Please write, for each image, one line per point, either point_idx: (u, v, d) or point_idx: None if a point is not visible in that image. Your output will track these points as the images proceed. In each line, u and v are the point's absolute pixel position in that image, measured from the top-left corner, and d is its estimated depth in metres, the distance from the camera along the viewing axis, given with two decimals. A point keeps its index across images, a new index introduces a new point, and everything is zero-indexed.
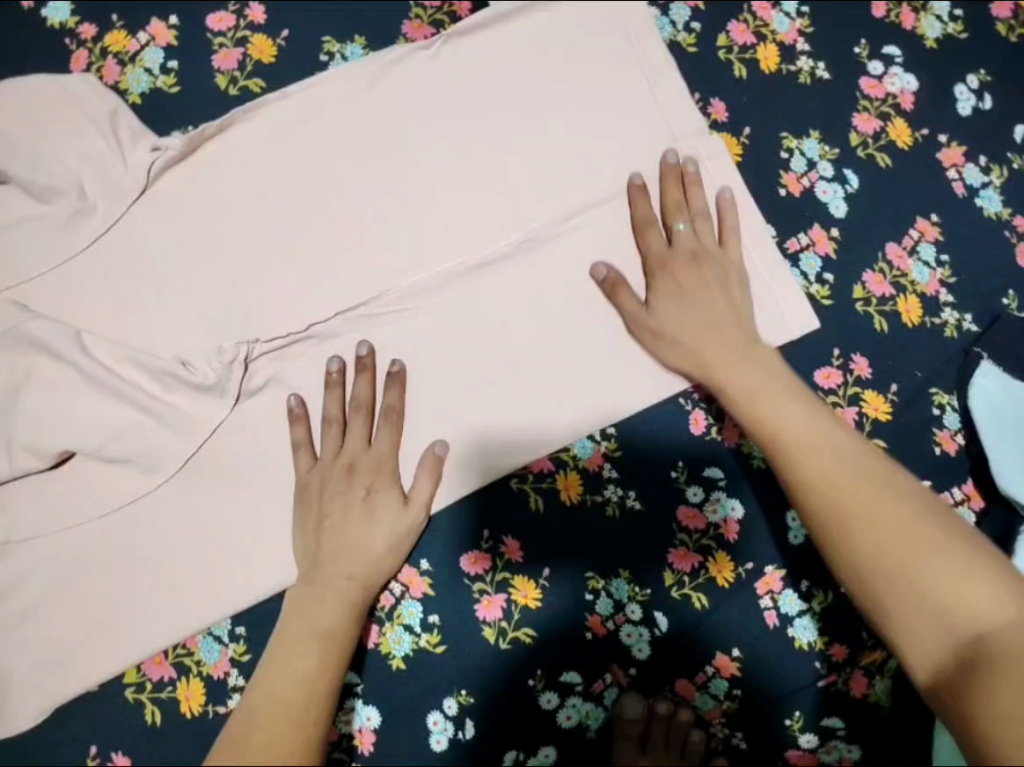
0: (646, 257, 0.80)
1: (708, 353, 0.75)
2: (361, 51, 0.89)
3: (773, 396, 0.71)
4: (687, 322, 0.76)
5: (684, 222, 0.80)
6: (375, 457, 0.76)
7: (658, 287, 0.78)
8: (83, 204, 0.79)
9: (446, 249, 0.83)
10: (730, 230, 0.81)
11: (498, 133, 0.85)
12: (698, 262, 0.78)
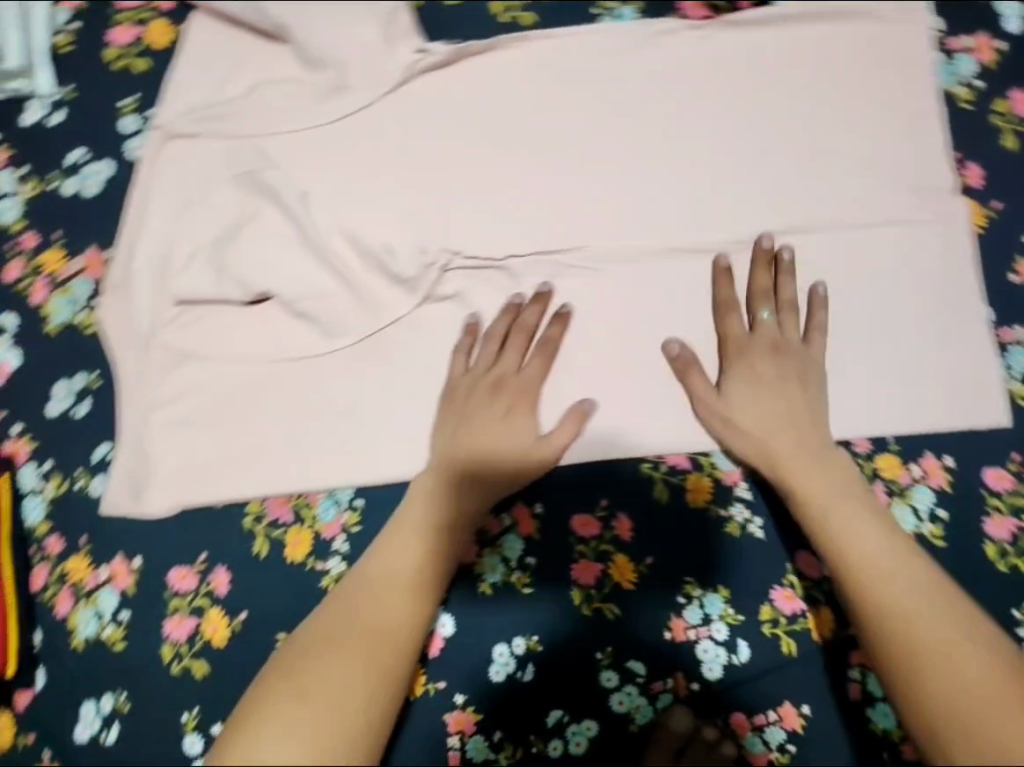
0: (720, 335, 0.78)
1: (777, 453, 0.73)
2: (634, 16, 0.84)
3: (834, 495, 0.70)
4: (766, 418, 0.74)
5: (769, 312, 0.77)
6: (469, 378, 0.77)
7: (733, 370, 0.76)
8: (343, 81, 0.79)
9: (660, 222, 0.80)
10: (964, 271, 0.79)
11: (749, 127, 0.80)
12: (777, 354, 0.76)
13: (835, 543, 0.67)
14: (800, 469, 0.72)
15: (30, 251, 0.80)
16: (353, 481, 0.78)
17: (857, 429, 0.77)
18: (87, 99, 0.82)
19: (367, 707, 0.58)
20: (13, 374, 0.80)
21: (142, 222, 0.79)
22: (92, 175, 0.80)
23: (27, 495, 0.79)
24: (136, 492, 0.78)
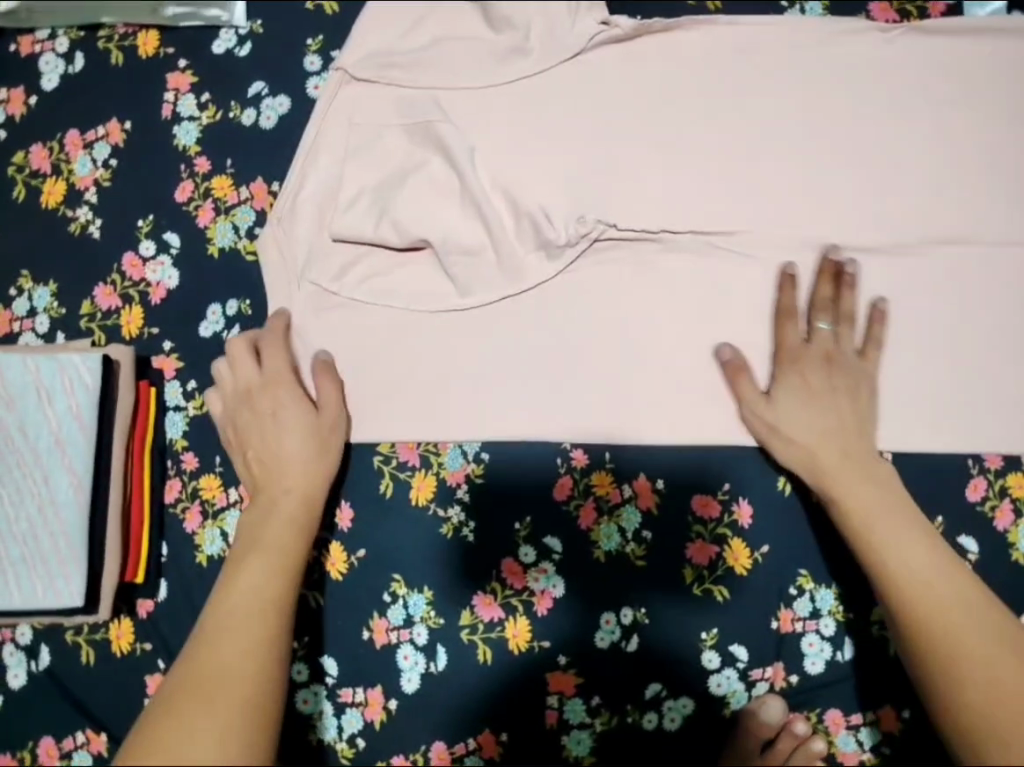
0: (775, 344, 0.79)
1: (827, 464, 0.74)
2: (820, 10, 0.87)
3: (883, 506, 0.71)
4: (819, 433, 0.75)
5: (827, 321, 0.78)
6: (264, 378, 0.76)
7: (785, 379, 0.77)
8: (524, 45, 0.82)
9: (817, 218, 0.81)
10: (875, 343, 0.77)
11: (916, 135, 0.82)
12: (830, 365, 0.77)
13: (878, 555, 0.68)
14: (848, 479, 0.72)
15: (202, 175, 0.84)
16: (484, 434, 0.79)
17: (993, 445, 0.77)
18: (272, 34, 0.86)
19: (260, 683, 0.57)
20: (168, 296, 0.83)
21: (314, 159, 0.82)
22: (269, 108, 0.85)
23: (170, 410, 0.82)
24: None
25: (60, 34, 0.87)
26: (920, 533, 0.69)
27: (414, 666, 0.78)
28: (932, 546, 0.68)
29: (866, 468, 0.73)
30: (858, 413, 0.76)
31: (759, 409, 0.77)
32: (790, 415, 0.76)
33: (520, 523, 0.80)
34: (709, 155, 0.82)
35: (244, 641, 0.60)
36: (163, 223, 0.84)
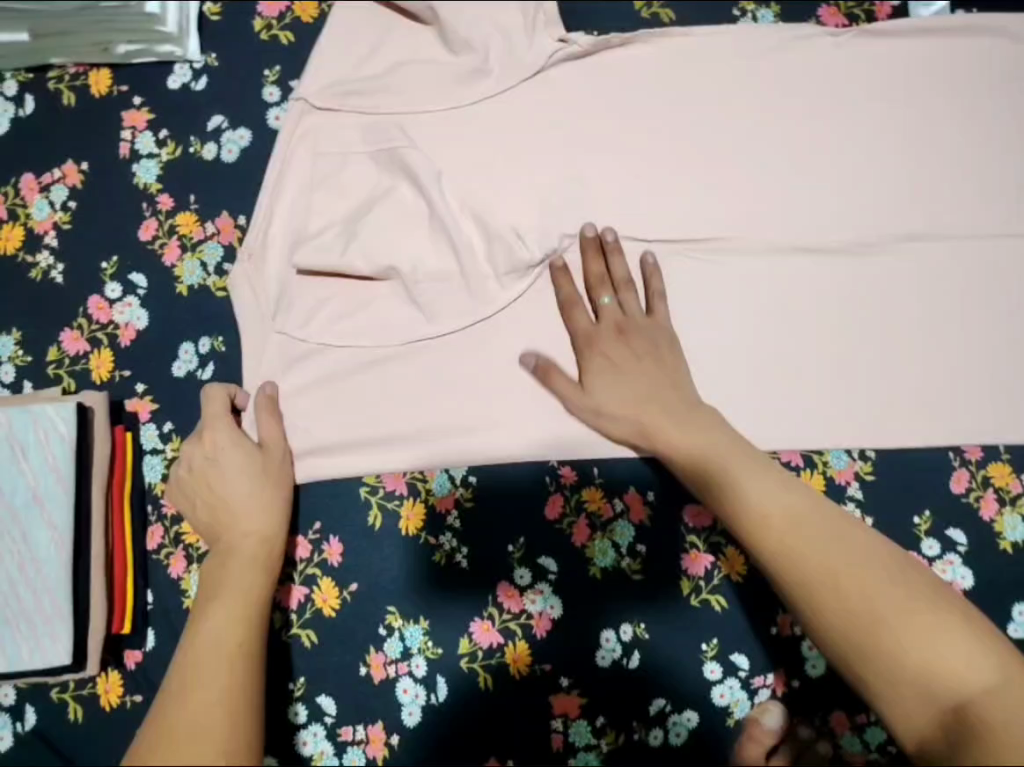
0: (572, 336, 0.78)
1: (650, 425, 0.73)
2: (772, 18, 0.88)
3: (722, 449, 0.69)
4: (624, 399, 0.74)
5: (608, 296, 0.78)
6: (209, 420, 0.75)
7: (591, 364, 0.76)
8: (484, 66, 0.82)
9: (786, 222, 0.82)
10: (657, 296, 0.78)
11: (875, 136, 0.83)
12: (623, 337, 0.77)
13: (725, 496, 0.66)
14: (673, 431, 0.71)
15: (166, 212, 0.83)
16: (471, 459, 0.78)
17: (973, 435, 0.78)
18: (228, 67, 0.85)
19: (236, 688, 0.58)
20: (138, 337, 0.81)
21: (280, 191, 0.81)
22: (230, 141, 0.84)
23: (146, 454, 0.79)
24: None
25: (7, 76, 0.85)
26: (750, 464, 0.67)
27: (414, 700, 0.77)
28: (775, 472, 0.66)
29: (665, 412, 0.73)
30: (630, 345, 0.76)
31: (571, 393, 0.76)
32: (594, 387, 0.76)
33: (513, 545, 0.79)
34: (675, 166, 0.82)
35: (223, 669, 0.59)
36: (128, 263, 0.82)
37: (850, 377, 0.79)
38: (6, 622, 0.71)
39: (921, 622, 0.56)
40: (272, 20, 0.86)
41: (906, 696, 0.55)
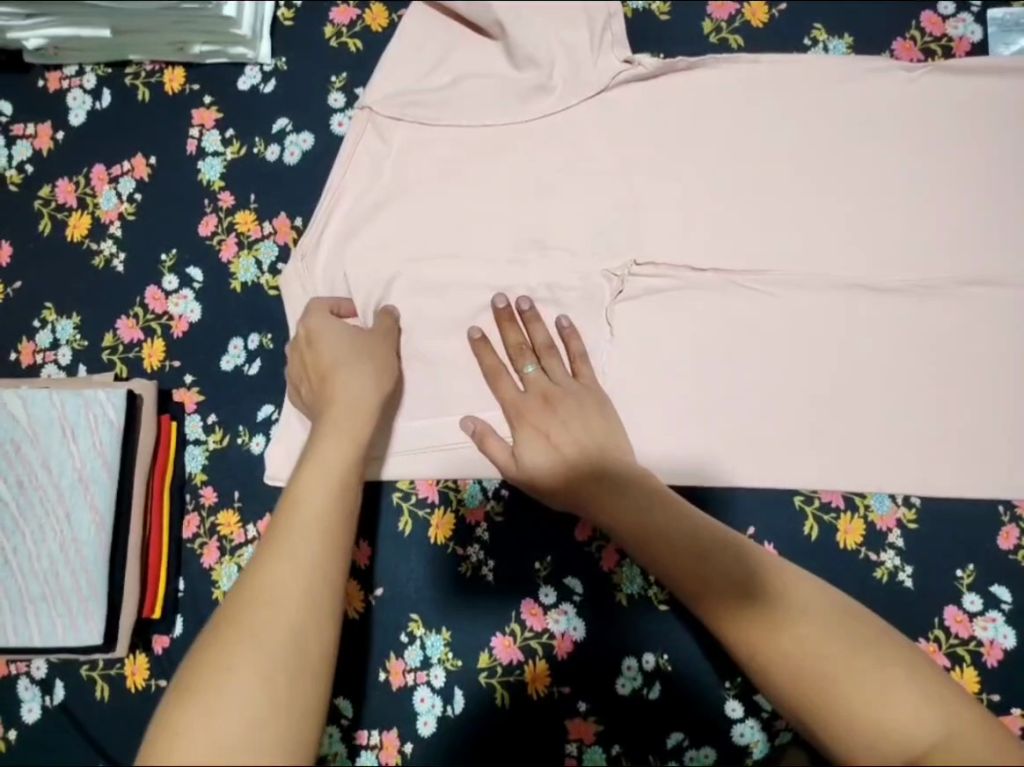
0: (502, 407, 0.78)
1: (589, 499, 0.72)
2: (844, 50, 0.87)
3: (587, 481, 0.72)
4: (560, 430, 0.75)
5: (532, 365, 0.79)
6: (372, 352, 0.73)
7: (523, 434, 0.75)
8: (547, 83, 0.85)
9: (840, 257, 0.81)
10: (580, 361, 0.79)
11: (940, 175, 0.81)
12: (550, 404, 0.76)
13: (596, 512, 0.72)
14: (602, 509, 0.71)
15: (225, 209, 0.86)
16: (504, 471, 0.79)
17: (1022, 490, 0.75)
18: (296, 72, 0.89)
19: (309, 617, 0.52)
20: (190, 329, 0.83)
21: (338, 197, 0.85)
22: (293, 143, 0.87)
23: (189, 443, 0.81)
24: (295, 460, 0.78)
25: (88, 70, 0.89)
26: (617, 487, 0.71)
27: (430, 709, 0.77)
28: (620, 492, 0.71)
29: (602, 443, 0.74)
30: (581, 404, 0.76)
31: (502, 466, 0.75)
32: (547, 409, 0.76)
33: (540, 563, 0.79)
34: (730, 197, 0.82)
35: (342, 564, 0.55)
36: (186, 257, 0.85)
37: (899, 419, 0.78)
38: (42, 598, 0.73)
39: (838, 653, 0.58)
40: (343, 28, 0.90)
41: (835, 715, 0.56)
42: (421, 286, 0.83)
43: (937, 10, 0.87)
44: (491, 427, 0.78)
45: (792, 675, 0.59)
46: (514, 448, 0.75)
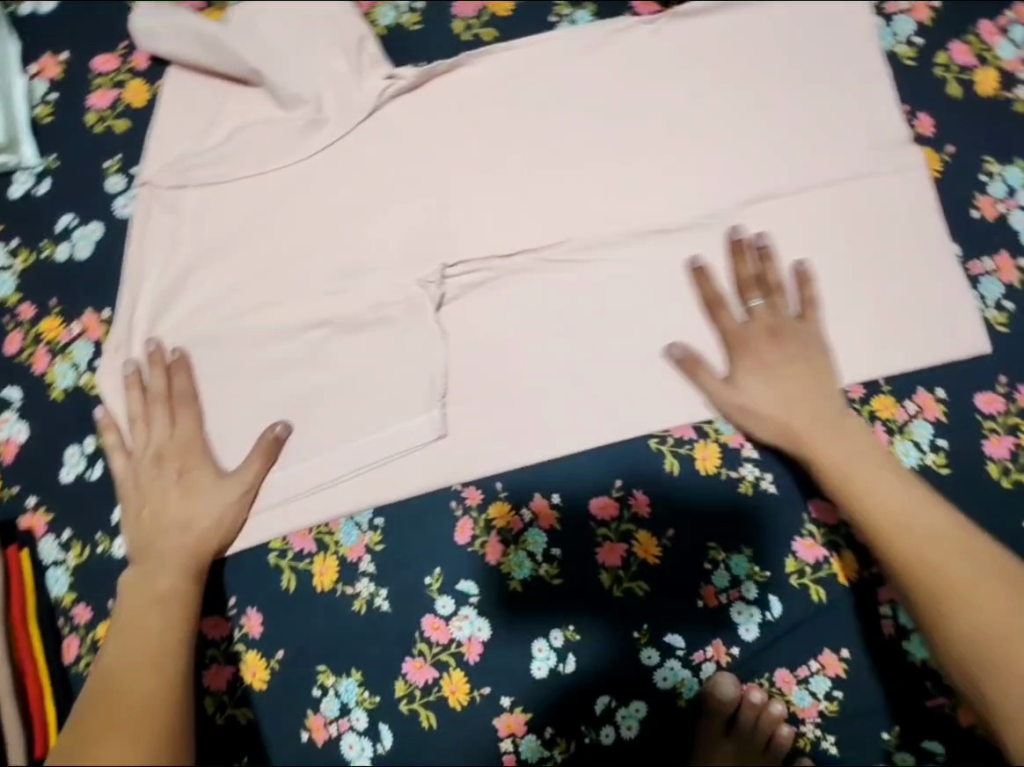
0: (721, 336, 0.80)
1: (799, 427, 0.76)
2: (589, 17, 0.89)
3: (810, 427, 0.76)
4: (786, 384, 0.78)
5: (760, 298, 0.80)
6: (178, 442, 0.78)
7: (742, 364, 0.79)
8: (318, 116, 0.86)
9: (632, 210, 0.84)
10: (811, 304, 0.79)
11: (702, 111, 0.85)
12: (775, 338, 0.79)
13: (810, 453, 0.76)
14: (828, 459, 0.75)
15: (29, 321, 0.84)
16: (370, 496, 0.80)
17: (849, 377, 0.79)
18: (68, 166, 0.88)
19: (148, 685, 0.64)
20: (20, 450, 0.81)
21: (139, 281, 0.84)
22: (81, 237, 0.86)
23: (48, 568, 0.79)
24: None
25: None
26: (876, 462, 0.74)
27: (361, 752, 0.77)
28: (868, 457, 0.74)
29: (822, 378, 0.78)
30: (817, 373, 0.78)
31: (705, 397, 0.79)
32: (777, 342, 0.79)
33: (430, 576, 0.79)
34: (517, 180, 0.85)
35: (174, 641, 0.69)
36: (2, 379, 0.83)
37: (728, 341, 0.79)
38: None
39: (987, 601, 0.67)
40: (104, 111, 0.90)
41: None
42: (244, 343, 0.82)
43: None
44: (697, 354, 0.80)
45: (983, 628, 0.66)
46: (730, 379, 0.79)
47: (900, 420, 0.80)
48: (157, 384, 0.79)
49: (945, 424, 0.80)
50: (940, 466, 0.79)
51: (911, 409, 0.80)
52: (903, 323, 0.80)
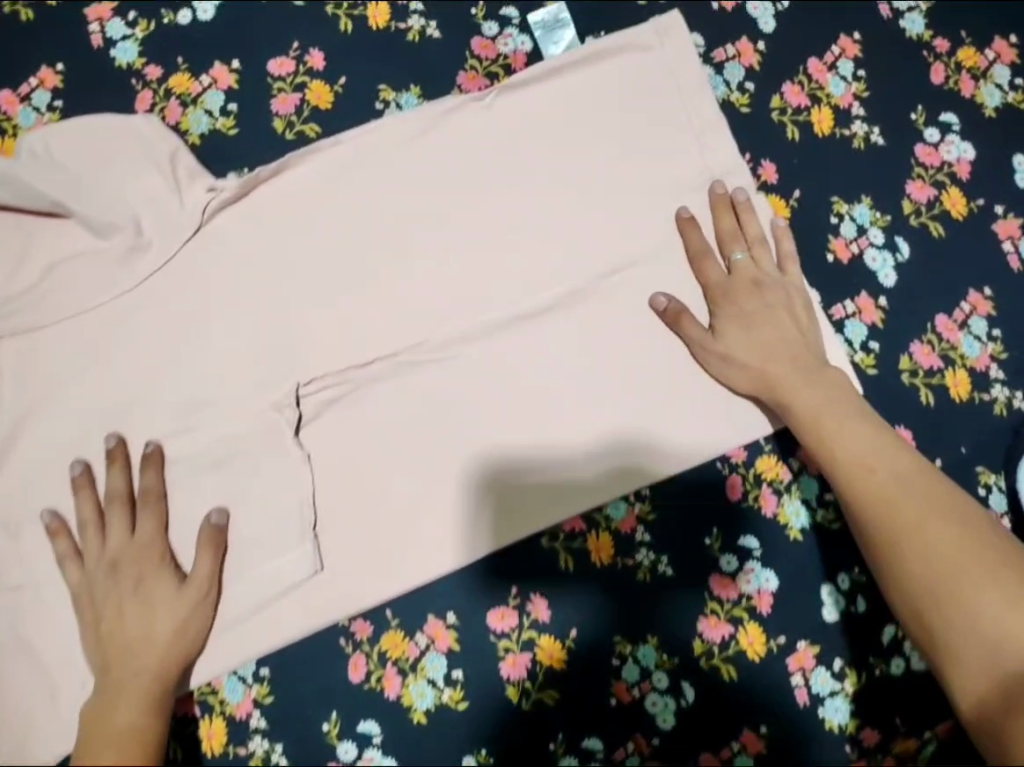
0: (704, 288, 0.79)
1: (776, 376, 0.74)
2: (416, 100, 0.84)
3: (782, 370, 0.74)
4: (767, 332, 0.76)
5: (741, 251, 0.79)
6: (140, 544, 0.72)
7: (723, 315, 0.77)
8: (139, 240, 0.78)
9: (488, 302, 0.81)
10: (789, 259, 0.80)
11: (545, 187, 0.82)
12: (759, 289, 0.77)
13: (788, 401, 0.73)
14: (804, 404, 0.73)
15: None
16: (250, 652, 0.74)
17: (729, 441, 0.77)
18: None
19: None
20: None
21: None
22: None
23: None
24: (55, 706, 0.73)
25: None
26: (854, 412, 0.71)
27: None
28: (858, 416, 0.71)
29: (802, 331, 0.77)
30: (790, 304, 0.77)
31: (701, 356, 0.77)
32: (756, 291, 0.77)
33: (328, 721, 0.74)
34: (364, 285, 0.80)
35: None
36: None
37: (607, 418, 0.78)
38: None
39: (953, 560, 0.64)
40: None
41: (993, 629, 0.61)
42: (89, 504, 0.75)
43: (482, 33, 0.85)
44: (684, 305, 0.79)
45: (930, 567, 0.65)
46: (712, 327, 0.78)
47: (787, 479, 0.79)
48: (118, 481, 0.74)
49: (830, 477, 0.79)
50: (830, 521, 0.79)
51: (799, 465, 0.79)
52: None
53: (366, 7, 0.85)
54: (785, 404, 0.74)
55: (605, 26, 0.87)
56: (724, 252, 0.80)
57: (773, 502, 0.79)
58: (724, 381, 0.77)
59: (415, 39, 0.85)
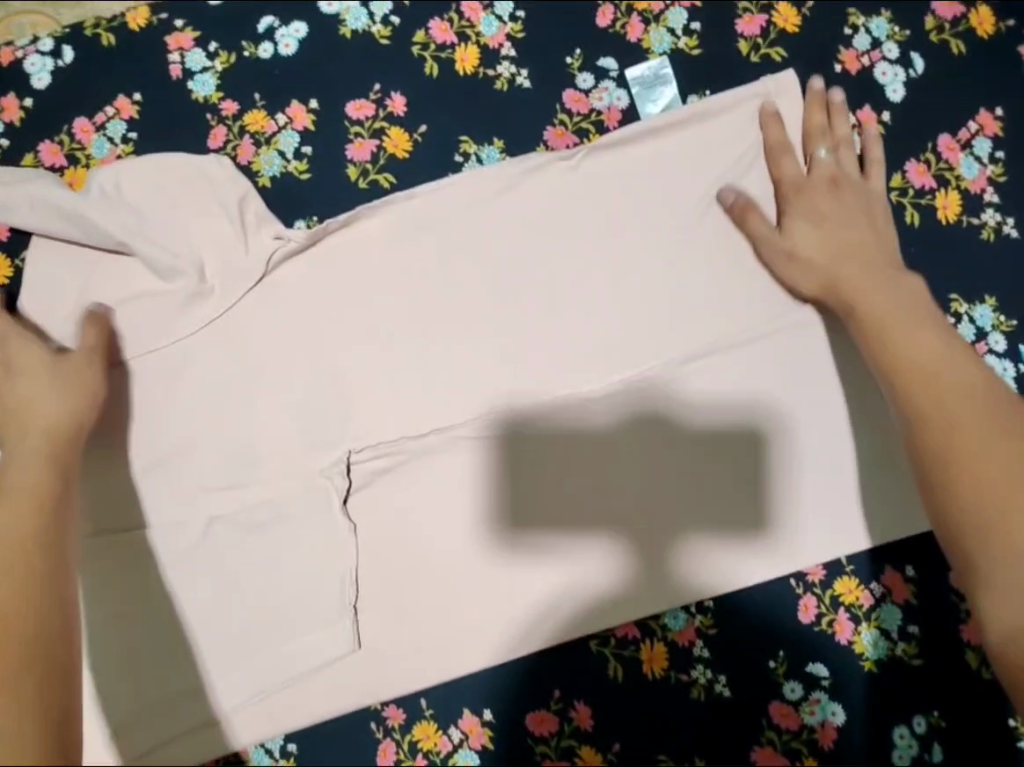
0: (775, 182, 0.74)
1: (847, 286, 0.69)
2: (498, 155, 0.79)
3: (858, 273, 0.69)
4: (852, 231, 0.71)
5: (826, 149, 0.74)
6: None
7: (793, 211, 0.72)
8: (201, 286, 0.75)
9: (558, 380, 0.75)
10: (876, 163, 0.75)
11: (629, 260, 0.76)
12: (837, 187, 0.73)
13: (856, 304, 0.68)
14: (882, 322, 0.66)
15: None
16: (281, 725, 0.72)
17: (806, 559, 0.72)
18: None
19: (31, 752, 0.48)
20: None
21: None
22: None
23: None
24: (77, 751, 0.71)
25: None
26: (936, 347, 0.64)
27: None
28: (937, 338, 0.65)
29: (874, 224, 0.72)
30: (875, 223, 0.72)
31: (773, 259, 0.73)
32: (837, 191, 0.73)
33: None
34: (425, 352, 0.76)
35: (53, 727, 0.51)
36: None
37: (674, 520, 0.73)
38: None
39: None
40: None
41: None
42: (130, 557, 0.73)
43: (577, 86, 0.79)
44: (754, 202, 0.74)
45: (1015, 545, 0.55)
46: (781, 227, 0.73)
47: (867, 605, 0.72)
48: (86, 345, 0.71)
49: (914, 608, 0.72)
50: (909, 656, 0.71)
51: (881, 589, 0.72)
52: (864, 496, 0.72)
53: (454, 51, 0.80)
54: (854, 299, 0.68)
55: (710, 84, 0.79)
56: (803, 149, 0.75)
57: (847, 628, 0.72)
58: (792, 290, 0.73)
59: (503, 88, 0.79)
